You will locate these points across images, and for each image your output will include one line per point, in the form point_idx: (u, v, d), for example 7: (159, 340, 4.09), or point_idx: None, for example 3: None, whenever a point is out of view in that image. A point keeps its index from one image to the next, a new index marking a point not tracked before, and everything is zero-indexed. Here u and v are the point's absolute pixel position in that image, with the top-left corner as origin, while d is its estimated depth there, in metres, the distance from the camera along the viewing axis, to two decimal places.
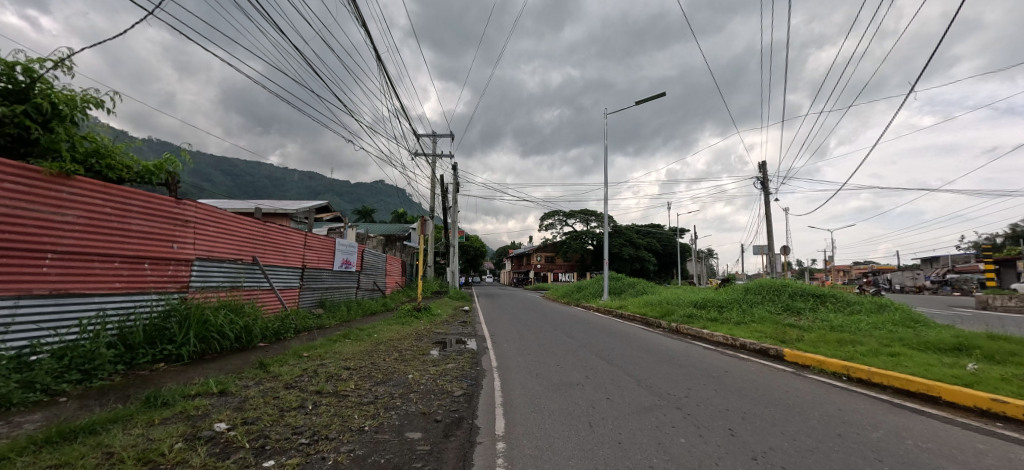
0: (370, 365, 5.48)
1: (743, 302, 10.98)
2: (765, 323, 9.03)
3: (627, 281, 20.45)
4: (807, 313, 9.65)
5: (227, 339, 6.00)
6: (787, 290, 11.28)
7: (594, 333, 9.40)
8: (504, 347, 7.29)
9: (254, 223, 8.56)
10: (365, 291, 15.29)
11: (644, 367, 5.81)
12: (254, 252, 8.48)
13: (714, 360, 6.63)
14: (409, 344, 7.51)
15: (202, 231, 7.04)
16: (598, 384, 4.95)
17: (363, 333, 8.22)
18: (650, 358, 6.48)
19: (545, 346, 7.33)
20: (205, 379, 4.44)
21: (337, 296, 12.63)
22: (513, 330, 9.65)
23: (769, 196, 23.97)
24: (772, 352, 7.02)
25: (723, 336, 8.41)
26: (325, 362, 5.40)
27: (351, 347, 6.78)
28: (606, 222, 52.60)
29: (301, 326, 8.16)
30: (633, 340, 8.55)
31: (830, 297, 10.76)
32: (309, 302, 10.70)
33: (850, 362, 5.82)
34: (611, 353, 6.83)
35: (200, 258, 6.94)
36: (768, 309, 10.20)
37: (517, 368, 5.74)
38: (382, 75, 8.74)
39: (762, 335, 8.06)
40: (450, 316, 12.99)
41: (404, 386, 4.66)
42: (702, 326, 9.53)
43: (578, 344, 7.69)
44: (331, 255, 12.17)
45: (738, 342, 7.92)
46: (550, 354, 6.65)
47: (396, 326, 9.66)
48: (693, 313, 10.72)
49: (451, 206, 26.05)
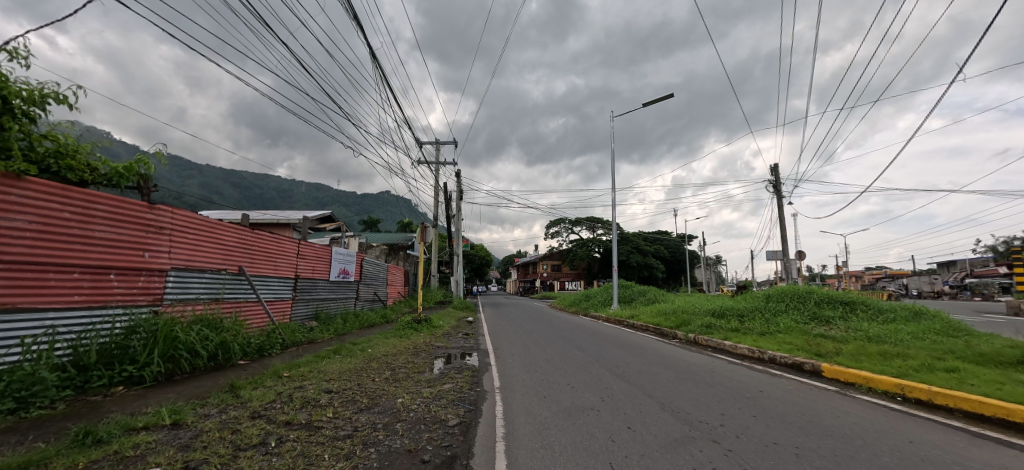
0: (355, 387, 4.84)
1: (765, 310, 10.22)
2: (794, 334, 8.27)
3: (637, 288, 19.69)
4: (837, 323, 8.89)
5: (200, 358, 5.40)
6: (812, 298, 10.50)
7: (605, 345, 8.71)
8: (509, 363, 6.64)
9: (243, 231, 8.04)
10: (364, 302, 14.69)
11: (666, 387, 5.15)
12: (241, 261, 7.94)
13: (742, 376, 5.95)
14: (404, 360, 6.88)
15: (181, 239, 6.49)
16: (616, 409, 4.30)
17: (355, 348, 7.58)
18: (672, 375, 5.80)
19: (554, 362, 6.67)
20: (159, 407, 3.83)
21: (334, 308, 12.04)
22: (518, 343, 8.97)
23: (781, 201, 23.24)
24: (808, 368, 6.29)
25: (748, 348, 7.69)
26: (304, 385, 4.76)
27: (339, 365, 6.15)
28: (612, 229, 51.85)
29: (289, 341, 7.55)
30: (648, 353, 7.87)
31: (860, 305, 9.97)
32: (302, 314, 10.12)
33: (904, 380, 5.10)
34: (627, 370, 6.16)
35: (178, 268, 6.38)
36: (794, 318, 9.43)
37: (523, 389, 5.08)
38: (379, 73, 8.28)
39: (792, 347, 7.31)
40: (452, 327, 12.33)
41: (391, 414, 4.00)
42: (723, 337, 8.79)
43: (589, 359, 7.02)
44: (326, 265, 11.60)
45: (766, 356, 7.19)
46: (559, 372, 6.00)
47: (393, 339, 9.02)
48: (711, 323, 9.98)
49: (454, 214, 25.51)
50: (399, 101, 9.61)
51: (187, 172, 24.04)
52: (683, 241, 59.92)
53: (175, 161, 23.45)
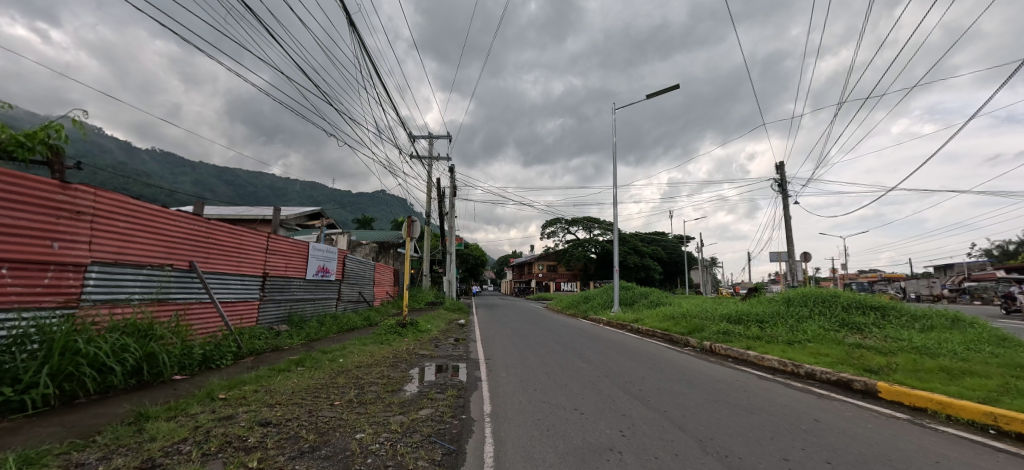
0: (304, 416, 3.74)
1: (787, 315, 9.23)
2: (827, 344, 7.27)
3: (638, 290, 18.66)
4: (871, 331, 7.91)
5: (115, 375, 4.28)
6: (838, 302, 9.50)
7: (612, 355, 7.68)
8: (502, 379, 5.59)
9: (194, 221, 6.90)
10: (346, 303, 13.56)
11: (700, 416, 4.16)
12: (193, 256, 6.84)
13: (783, 397, 4.96)
14: (378, 374, 5.79)
15: (108, 228, 5.37)
16: (645, 452, 3.25)
17: (323, 358, 6.49)
18: (700, 396, 4.85)
19: (555, 378, 5.63)
20: (10, 455, 2.74)
21: (311, 310, 10.92)
22: (513, 352, 7.91)
23: (786, 200, 22.44)
24: (859, 387, 5.29)
25: (778, 360, 6.66)
26: (235, 415, 3.66)
27: (296, 382, 5.06)
28: (610, 230, 50.93)
29: (245, 350, 6.45)
30: (662, 364, 6.86)
31: (891, 310, 9.00)
32: (270, 317, 8.99)
33: (993, 407, 4.12)
34: (644, 389, 5.16)
35: (103, 262, 5.28)
36: (822, 325, 8.41)
37: (520, 419, 4.01)
38: (359, 46, 7.26)
39: (831, 360, 6.31)
40: (441, 332, 11.23)
41: (339, 461, 2.92)
42: (745, 346, 7.78)
43: (597, 373, 5.99)
44: (302, 262, 10.50)
45: (801, 370, 6.16)
46: (563, 391, 4.97)
47: (372, 346, 7.92)
48: (727, 329, 8.97)
49: (448, 212, 24.43)
50: (384, 82, 8.58)
51: (175, 167, 22.95)
52: (682, 242, 59.13)
53: (160, 154, 22.36)
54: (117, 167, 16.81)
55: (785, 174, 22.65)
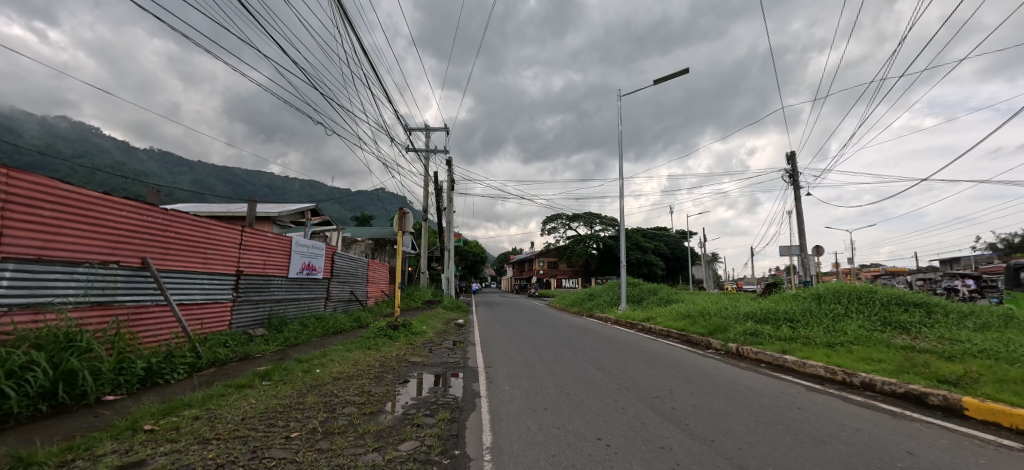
0: (243, 458, 2.82)
1: (820, 313, 8.32)
2: (875, 348, 6.38)
3: (646, 286, 17.81)
4: (922, 332, 6.98)
5: (12, 401, 3.35)
6: (875, 298, 8.56)
7: (629, 360, 6.80)
8: (505, 395, 4.68)
9: (145, 211, 5.96)
10: (336, 303, 12.69)
11: (761, 449, 3.26)
12: (147, 252, 5.92)
13: (848, 418, 4.08)
14: (359, 389, 4.89)
15: (25, 217, 4.44)
16: None
17: (296, 370, 5.59)
18: (749, 417, 3.98)
19: (569, 393, 4.73)
20: None
21: (295, 312, 10.00)
22: (518, 357, 7.02)
23: (799, 193, 21.52)
24: (936, 402, 4.40)
25: (824, 367, 5.76)
26: (149, 459, 2.76)
27: (255, 402, 4.16)
28: (612, 225, 50.06)
29: (205, 361, 5.57)
30: (688, 372, 5.97)
31: (937, 308, 8.05)
32: (246, 321, 8.09)
33: None
34: (677, 407, 4.28)
35: (19, 259, 4.36)
36: (863, 326, 7.50)
37: (530, 456, 3.08)
38: (340, 16, 6.38)
39: (888, 367, 5.41)
40: (437, 334, 10.32)
41: None
42: (779, 349, 6.86)
43: (617, 386, 5.08)
44: (284, 259, 9.57)
45: (856, 380, 5.25)
46: (580, 412, 4.06)
47: (356, 353, 7.03)
48: (754, 329, 8.05)
49: (446, 207, 23.54)
50: (372, 63, 7.71)
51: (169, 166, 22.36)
52: (685, 237, 58.17)
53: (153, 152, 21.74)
54: (103, 164, 16.18)
55: (796, 165, 21.72)
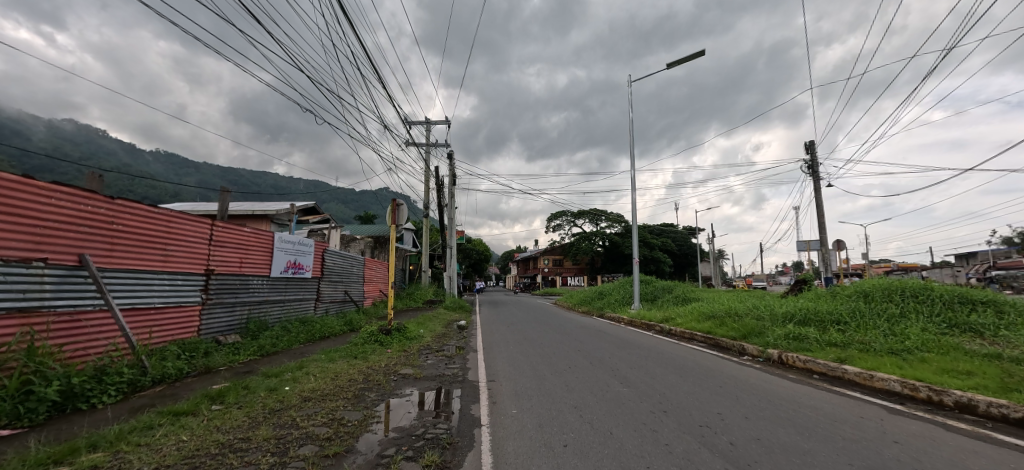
0: None
1: (872, 314, 7.24)
2: (953, 355, 5.35)
3: (660, 284, 16.73)
4: (1003, 336, 5.89)
5: None
6: (933, 296, 7.47)
7: (656, 371, 5.80)
8: (512, 424, 3.69)
9: (85, 201, 5.01)
10: (328, 304, 11.77)
11: None
12: (87, 248, 4.99)
13: (969, 458, 3.03)
14: (331, 414, 3.92)
15: None
16: None
17: (262, 388, 4.64)
18: (839, 460, 2.94)
19: (592, 420, 3.74)
20: None
21: (278, 315, 9.06)
22: (528, 368, 6.03)
23: (819, 184, 20.30)
24: None
25: (899, 381, 4.73)
26: None
27: (188, 438, 3.19)
28: (618, 222, 48.81)
29: (150, 378, 4.63)
30: (729, 386, 4.96)
31: (1011, 307, 6.92)
32: (217, 326, 7.17)
33: None
34: (735, 442, 3.26)
35: None
36: (927, 329, 6.43)
37: None
38: None
39: (987, 382, 4.34)
40: (435, 338, 9.31)
41: None
42: (834, 357, 5.84)
43: (650, 409, 4.06)
44: (265, 257, 8.64)
45: (948, 400, 4.22)
46: (610, 451, 3.08)
47: (339, 364, 6.05)
48: (798, 332, 7.02)
49: (448, 203, 22.62)
50: (357, 31, 6.75)
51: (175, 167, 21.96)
52: (693, 234, 56.76)
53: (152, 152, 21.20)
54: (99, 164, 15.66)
55: (815, 155, 20.53)
